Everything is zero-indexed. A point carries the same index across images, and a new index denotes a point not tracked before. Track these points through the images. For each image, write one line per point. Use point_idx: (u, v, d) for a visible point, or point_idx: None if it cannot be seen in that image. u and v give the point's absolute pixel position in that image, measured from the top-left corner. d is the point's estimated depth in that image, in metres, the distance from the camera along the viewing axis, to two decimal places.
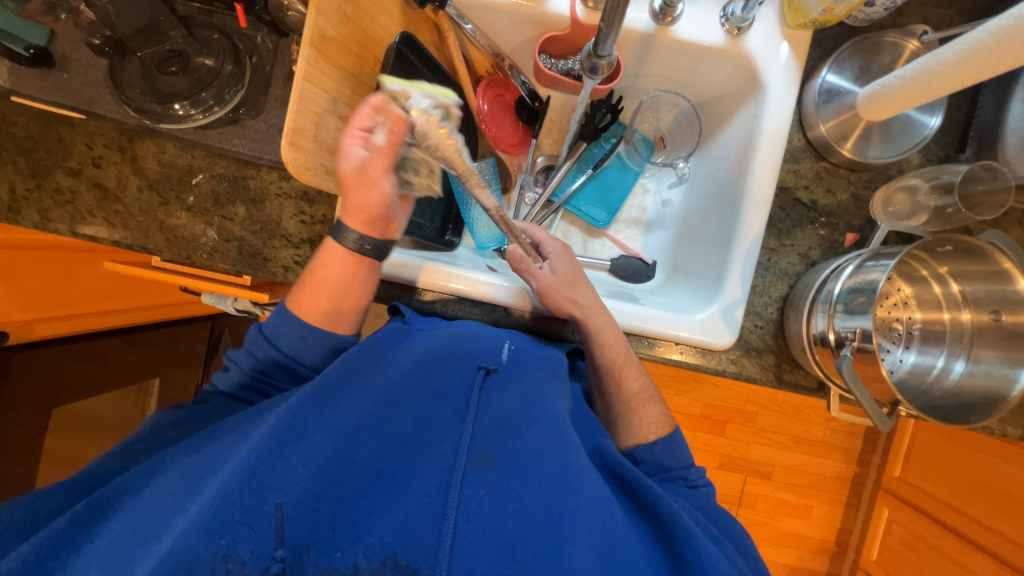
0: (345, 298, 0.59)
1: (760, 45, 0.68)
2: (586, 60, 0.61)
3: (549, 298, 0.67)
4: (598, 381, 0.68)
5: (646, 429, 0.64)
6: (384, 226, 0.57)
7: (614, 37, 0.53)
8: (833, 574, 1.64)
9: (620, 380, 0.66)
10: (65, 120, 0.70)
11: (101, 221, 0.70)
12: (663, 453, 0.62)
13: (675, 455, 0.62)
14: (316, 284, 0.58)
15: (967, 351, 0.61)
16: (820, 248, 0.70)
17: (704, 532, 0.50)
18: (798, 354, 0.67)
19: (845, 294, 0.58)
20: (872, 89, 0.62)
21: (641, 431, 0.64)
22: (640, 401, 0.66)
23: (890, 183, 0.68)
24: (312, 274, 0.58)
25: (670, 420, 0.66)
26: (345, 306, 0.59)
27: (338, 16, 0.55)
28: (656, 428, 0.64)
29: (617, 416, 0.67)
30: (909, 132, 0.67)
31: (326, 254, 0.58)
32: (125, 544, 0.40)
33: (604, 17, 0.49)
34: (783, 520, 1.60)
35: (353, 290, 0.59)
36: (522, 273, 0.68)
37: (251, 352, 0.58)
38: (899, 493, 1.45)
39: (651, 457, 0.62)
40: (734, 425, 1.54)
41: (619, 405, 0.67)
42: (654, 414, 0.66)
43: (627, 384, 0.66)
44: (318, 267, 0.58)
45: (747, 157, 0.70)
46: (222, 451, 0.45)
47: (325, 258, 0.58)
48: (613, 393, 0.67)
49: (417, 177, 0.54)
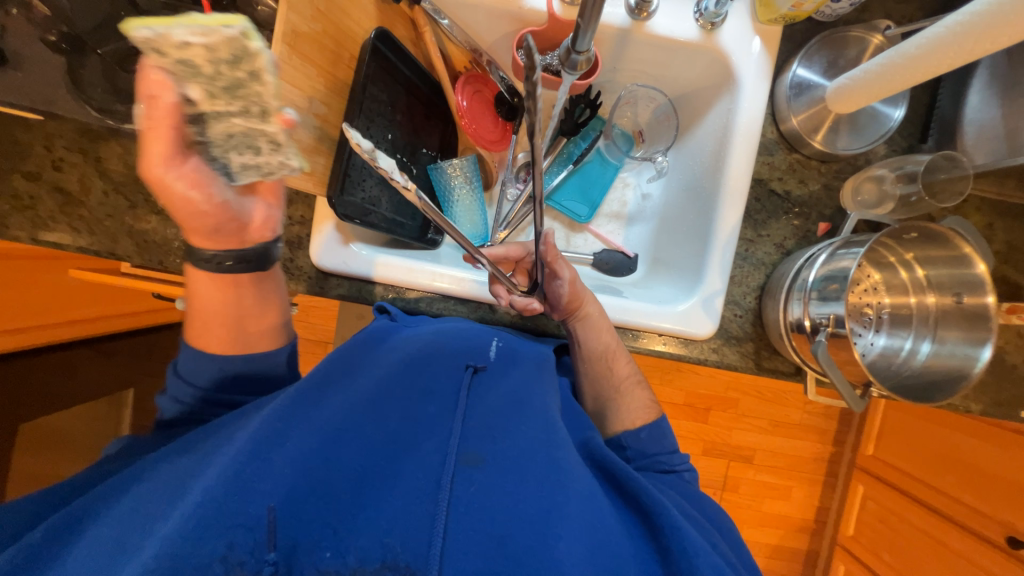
0: (247, 319, 0.53)
1: (733, 39, 0.69)
2: (564, 56, 0.58)
3: (575, 292, 0.66)
4: (589, 369, 0.69)
5: (634, 414, 0.65)
6: (243, 233, 0.48)
7: (591, 35, 0.51)
8: (812, 551, 1.71)
9: (612, 364, 0.68)
10: (20, 121, 0.66)
11: (65, 227, 0.67)
12: (648, 439, 0.63)
13: (660, 441, 0.63)
14: (208, 316, 0.52)
15: (933, 333, 0.64)
16: (794, 237, 0.72)
17: (685, 518, 0.51)
18: (775, 341, 0.69)
19: (819, 281, 0.60)
20: (839, 83, 0.64)
21: (628, 416, 0.66)
22: (629, 385, 0.68)
23: (858, 173, 0.70)
24: (196, 309, 0.52)
25: (657, 407, 0.68)
26: (250, 327, 0.54)
27: (310, 12, 0.54)
28: (644, 413, 0.66)
29: (606, 402, 0.68)
30: (875, 123, 0.69)
31: (196, 287, 0.51)
32: (104, 552, 0.38)
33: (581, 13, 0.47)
34: (765, 501, 1.65)
35: (250, 303, 0.53)
36: (556, 263, 0.65)
37: (198, 375, 0.54)
38: (873, 471, 1.52)
39: (637, 444, 0.63)
40: (717, 412, 1.58)
41: (609, 390, 0.68)
42: (642, 400, 0.67)
43: (618, 369, 0.68)
44: (198, 299, 0.51)
45: (723, 150, 0.72)
46: (204, 458, 0.44)
47: (198, 293, 0.51)
48: (603, 379, 0.69)
49: (258, 154, 0.45)
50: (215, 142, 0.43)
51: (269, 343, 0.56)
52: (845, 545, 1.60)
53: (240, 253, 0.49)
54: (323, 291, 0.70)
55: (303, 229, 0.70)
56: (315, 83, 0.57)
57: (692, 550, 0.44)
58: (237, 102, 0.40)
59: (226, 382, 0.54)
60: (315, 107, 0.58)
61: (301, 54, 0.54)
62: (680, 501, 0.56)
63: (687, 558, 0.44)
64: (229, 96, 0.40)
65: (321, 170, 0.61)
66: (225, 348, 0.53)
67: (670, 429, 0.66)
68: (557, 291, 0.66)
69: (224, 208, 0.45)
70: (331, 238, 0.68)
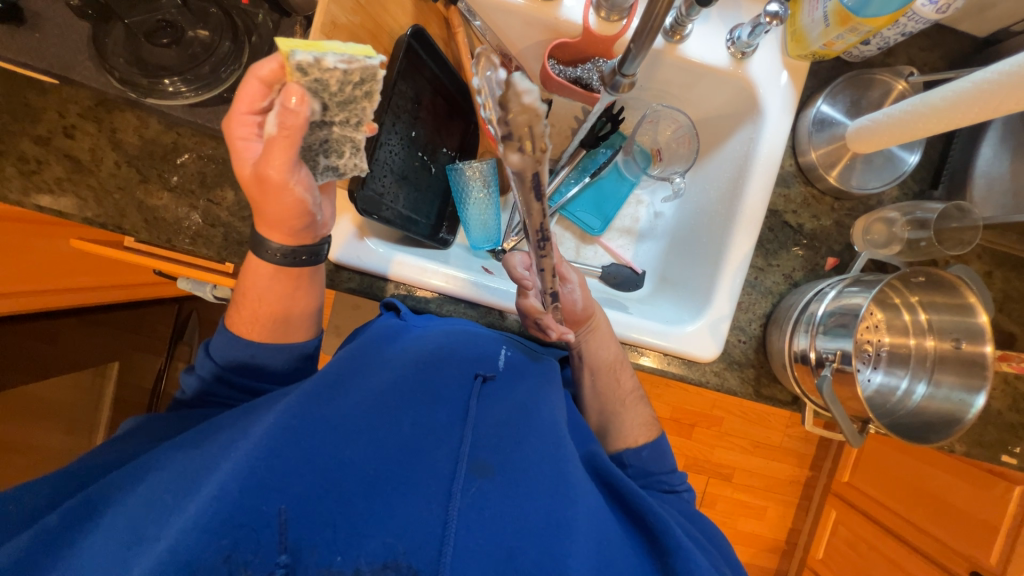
0: (290, 310, 0.54)
1: (761, 71, 0.70)
2: (609, 75, 0.67)
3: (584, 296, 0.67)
4: (596, 381, 0.70)
5: (636, 432, 0.67)
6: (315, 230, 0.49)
7: (639, 60, 0.58)
8: (780, 571, 1.74)
9: (619, 377, 0.70)
10: (34, 84, 0.64)
11: (71, 196, 0.65)
12: (650, 458, 0.65)
13: (660, 460, 0.65)
14: (252, 301, 0.53)
15: (929, 375, 0.66)
16: (802, 270, 0.74)
17: (692, 543, 0.52)
18: (778, 370, 0.70)
19: (826, 316, 0.62)
20: (861, 123, 0.65)
21: (630, 433, 0.67)
22: (632, 400, 0.70)
23: (870, 214, 0.72)
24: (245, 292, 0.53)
25: (656, 424, 0.70)
26: (293, 315, 0.55)
27: (350, 4, 0.54)
28: (645, 430, 0.68)
29: (610, 416, 0.69)
30: (890, 166, 0.71)
31: (251, 272, 0.52)
32: (119, 542, 0.38)
33: (635, 35, 0.54)
34: (740, 520, 1.68)
35: (294, 298, 0.53)
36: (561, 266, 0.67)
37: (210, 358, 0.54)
38: (846, 497, 1.56)
39: (638, 462, 0.64)
40: (700, 428, 1.60)
41: (614, 402, 0.69)
42: (643, 417, 0.69)
43: (623, 381, 0.70)
44: (249, 283, 0.52)
45: (741, 180, 0.73)
46: (216, 451, 0.43)
47: (251, 277, 0.52)
48: (609, 392, 0.70)
49: (340, 158, 0.49)
50: (313, 147, 0.47)
51: (303, 332, 0.56)
52: (812, 567, 1.64)
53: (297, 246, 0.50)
54: (334, 283, 0.69)
55: None
56: None
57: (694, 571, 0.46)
58: (345, 115, 0.46)
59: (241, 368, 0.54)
60: None
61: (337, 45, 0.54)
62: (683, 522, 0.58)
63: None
64: (340, 109, 0.45)
65: None
66: (263, 336, 0.54)
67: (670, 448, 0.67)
68: (568, 296, 0.66)
69: (313, 211, 0.46)
70: (347, 231, 0.67)
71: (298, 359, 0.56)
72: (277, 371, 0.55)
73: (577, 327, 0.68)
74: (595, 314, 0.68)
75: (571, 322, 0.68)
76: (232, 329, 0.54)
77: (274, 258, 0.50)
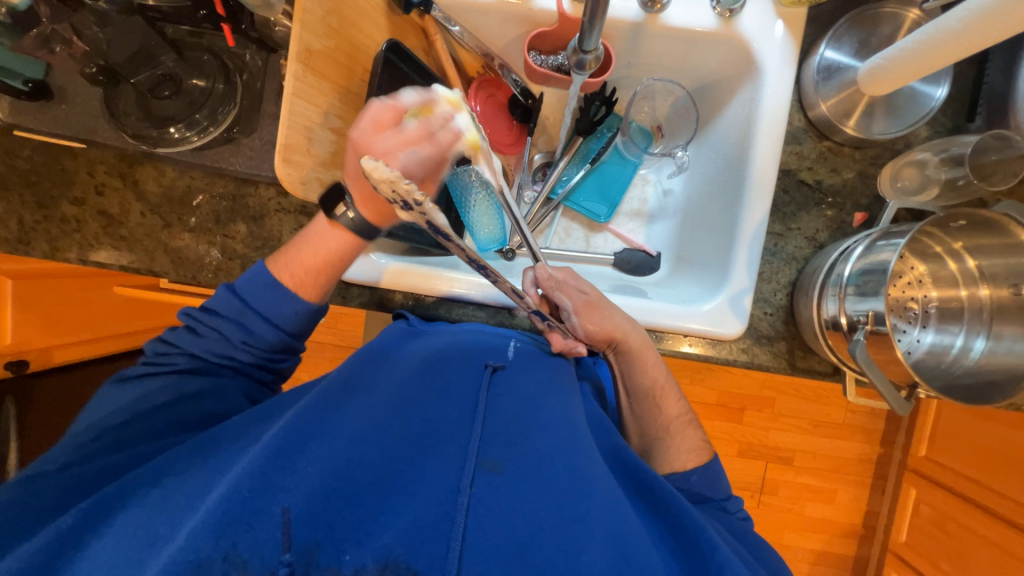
0: (316, 264, 0.59)
1: (753, 25, 0.66)
2: (574, 56, 0.62)
3: (595, 323, 0.64)
4: (634, 404, 0.68)
5: (683, 458, 0.61)
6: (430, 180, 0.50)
7: (598, 32, 0.53)
8: (860, 558, 1.61)
9: (660, 403, 0.66)
10: (65, 150, 0.71)
11: (109, 247, 0.71)
12: (700, 483, 0.59)
13: (714, 486, 0.59)
14: (311, 259, 0.59)
15: (987, 329, 0.60)
16: (828, 230, 0.68)
17: (732, 549, 0.49)
18: (810, 339, 0.65)
19: (855, 276, 0.57)
20: (872, 63, 0.60)
21: (677, 458, 0.61)
22: (679, 425, 0.65)
23: (897, 158, 0.66)
24: (308, 252, 0.59)
25: (708, 446, 0.63)
26: (324, 278, 0.60)
27: (322, 29, 0.55)
28: (694, 456, 0.61)
29: (652, 440, 0.64)
30: (914, 104, 0.65)
31: (318, 232, 0.58)
32: (137, 543, 0.42)
33: (587, 9, 0.49)
34: (807, 505, 1.57)
35: (344, 268, 0.60)
36: (555, 290, 0.66)
37: (229, 315, 0.58)
38: (926, 473, 1.42)
39: (687, 487, 0.58)
40: (751, 412, 1.52)
41: (658, 429, 0.65)
42: (692, 441, 0.63)
43: (667, 408, 0.66)
44: (314, 243, 0.58)
45: (747, 141, 0.69)
46: (232, 457, 0.47)
47: (316, 238, 0.58)
48: (651, 416, 0.66)
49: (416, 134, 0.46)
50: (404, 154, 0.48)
51: (312, 295, 0.60)
52: (897, 551, 1.49)
53: (366, 219, 0.56)
54: (345, 300, 0.72)
55: None
56: (331, 98, 0.59)
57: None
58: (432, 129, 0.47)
59: (250, 342, 0.59)
60: (331, 122, 0.60)
61: (315, 70, 0.56)
62: (728, 538, 0.53)
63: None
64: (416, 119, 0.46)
65: (339, 183, 0.63)
66: (311, 295, 0.60)
67: (723, 471, 0.61)
68: (574, 326, 0.66)
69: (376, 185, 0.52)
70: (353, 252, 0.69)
71: (311, 322, 0.62)
72: (289, 332, 0.60)
73: (604, 347, 0.67)
74: (612, 339, 0.65)
75: (591, 343, 0.67)
76: (280, 283, 0.59)
77: (345, 223, 0.56)
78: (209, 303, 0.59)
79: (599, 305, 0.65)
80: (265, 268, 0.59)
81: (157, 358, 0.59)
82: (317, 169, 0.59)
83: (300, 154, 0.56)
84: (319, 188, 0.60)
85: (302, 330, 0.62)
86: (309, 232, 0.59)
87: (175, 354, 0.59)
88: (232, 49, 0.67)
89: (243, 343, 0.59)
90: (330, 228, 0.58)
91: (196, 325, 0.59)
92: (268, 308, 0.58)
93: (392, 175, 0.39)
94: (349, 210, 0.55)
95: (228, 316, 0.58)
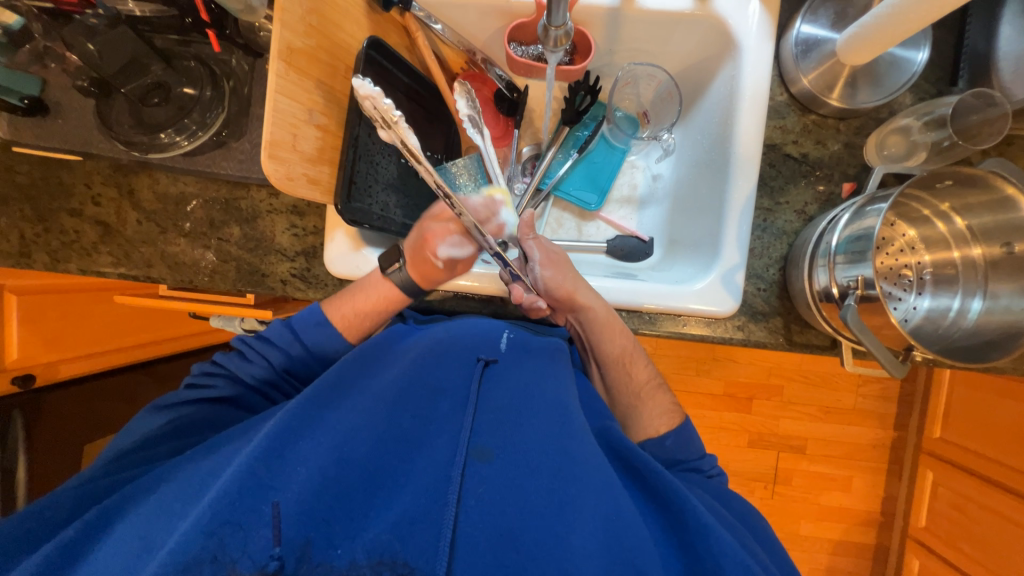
0: (366, 311, 0.65)
1: (727, 5, 0.67)
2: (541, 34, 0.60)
3: (552, 281, 0.66)
4: (606, 372, 0.67)
5: (657, 422, 0.61)
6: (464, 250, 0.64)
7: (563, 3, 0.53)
8: (880, 547, 1.57)
9: (630, 368, 0.66)
10: (63, 163, 0.72)
11: (107, 255, 0.73)
12: (675, 447, 0.60)
13: (688, 447, 0.60)
14: (364, 304, 0.65)
15: (983, 288, 0.59)
16: (816, 202, 0.68)
17: (722, 525, 0.49)
18: (804, 312, 0.65)
19: (844, 243, 0.56)
20: (849, 33, 0.60)
21: (651, 424, 0.62)
22: (649, 390, 0.65)
23: (882, 127, 0.66)
24: (360, 295, 0.65)
25: (680, 410, 0.64)
26: (366, 318, 0.65)
27: (303, 27, 0.57)
28: (666, 420, 0.62)
29: (626, 409, 0.65)
30: (896, 71, 0.65)
31: (370, 280, 0.65)
32: (130, 549, 0.42)
33: None
34: (822, 493, 1.54)
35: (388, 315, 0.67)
36: (526, 241, 0.70)
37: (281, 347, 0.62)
38: (943, 455, 1.39)
39: (664, 454, 0.59)
40: (760, 401, 1.50)
41: (628, 395, 0.65)
42: (664, 405, 0.63)
43: (636, 373, 0.66)
44: (366, 290, 0.65)
45: (730, 119, 0.69)
46: (223, 460, 0.48)
47: (370, 286, 0.65)
48: (622, 384, 0.66)
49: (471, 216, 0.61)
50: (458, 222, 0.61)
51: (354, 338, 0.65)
52: (918, 536, 1.46)
53: (413, 277, 0.65)
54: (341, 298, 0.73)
55: (317, 239, 0.72)
56: (314, 95, 0.60)
57: (723, 553, 0.43)
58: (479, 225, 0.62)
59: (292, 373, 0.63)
60: (316, 118, 0.61)
61: (298, 68, 0.57)
62: (722, 509, 0.54)
63: (712, 558, 0.44)
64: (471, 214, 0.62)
65: (326, 179, 0.64)
66: (354, 336, 0.65)
67: (696, 432, 0.62)
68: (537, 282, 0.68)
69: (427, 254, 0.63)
70: (342, 244, 0.70)
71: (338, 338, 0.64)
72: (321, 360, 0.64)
73: (568, 309, 0.68)
74: (573, 298, 0.65)
75: (554, 300, 0.68)
76: (331, 322, 0.64)
77: (396, 278, 0.64)
78: (263, 333, 0.63)
79: (562, 264, 0.68)
80: (318, 309, 0.64)
81: (193, 381, 0.60)
82: (304, 165, 0.60)
83: (286, 150, 0.57)
84: (307, 185, 0.61)
85: (332, 359, 0.64)
86: (364, 280, 0.65)
87: (218, 377, 0.61)
88: (219, 55, 0.68)
89: (285, 373, 0.63)
90: (383, 281, 0.64)
91: (248, 350, 0.62)
92: (320, 345, 0.63)
93: (373, 92, 0.51)
94: (400, 267, 0.64)
95: (278, 344, 0.62)
